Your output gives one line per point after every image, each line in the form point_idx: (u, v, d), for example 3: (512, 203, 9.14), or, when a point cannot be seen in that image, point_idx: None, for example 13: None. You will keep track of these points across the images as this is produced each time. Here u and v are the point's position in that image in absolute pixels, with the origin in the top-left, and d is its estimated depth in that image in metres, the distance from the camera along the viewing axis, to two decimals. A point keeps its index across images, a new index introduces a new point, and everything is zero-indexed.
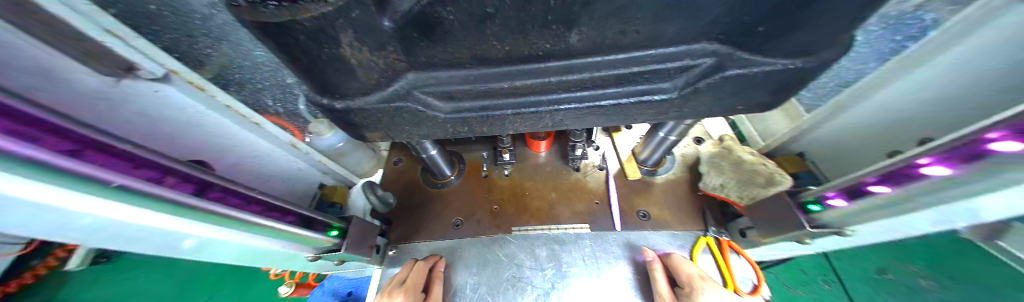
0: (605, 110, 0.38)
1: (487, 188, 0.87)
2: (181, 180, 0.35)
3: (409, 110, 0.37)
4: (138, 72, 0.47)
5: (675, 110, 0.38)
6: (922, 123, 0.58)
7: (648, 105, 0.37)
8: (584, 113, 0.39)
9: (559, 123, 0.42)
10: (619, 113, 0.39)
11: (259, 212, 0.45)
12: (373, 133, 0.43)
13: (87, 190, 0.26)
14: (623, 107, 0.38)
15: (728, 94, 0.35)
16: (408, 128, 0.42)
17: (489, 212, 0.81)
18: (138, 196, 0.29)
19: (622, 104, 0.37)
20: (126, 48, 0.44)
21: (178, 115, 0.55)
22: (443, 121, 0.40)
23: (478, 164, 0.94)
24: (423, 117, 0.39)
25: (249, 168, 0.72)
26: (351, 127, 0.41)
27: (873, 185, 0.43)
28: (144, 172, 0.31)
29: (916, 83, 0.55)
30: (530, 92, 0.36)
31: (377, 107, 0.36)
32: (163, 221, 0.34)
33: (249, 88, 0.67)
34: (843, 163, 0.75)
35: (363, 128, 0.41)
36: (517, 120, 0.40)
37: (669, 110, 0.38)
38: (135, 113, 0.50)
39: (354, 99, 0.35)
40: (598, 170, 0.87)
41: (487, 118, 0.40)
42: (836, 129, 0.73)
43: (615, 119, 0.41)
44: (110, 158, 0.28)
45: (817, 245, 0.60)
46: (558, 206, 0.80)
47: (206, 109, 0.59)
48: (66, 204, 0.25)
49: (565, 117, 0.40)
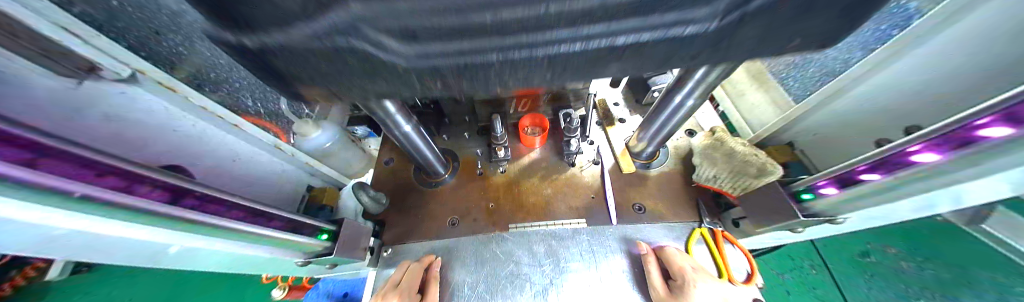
0: (618, 55, 0.24)
1: (483, 185, 0.86)
2: (155, 188, 0.32)
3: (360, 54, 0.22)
4: (101, 72, 0.44)
5: (708, 52, 0.24)
6: (913, 108, 0.57)
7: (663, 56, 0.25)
8: (591, 59, 0.24)
9: (559, 78, 0.27)
10: (641, 62, 0.25)
11: (244, 218, 0.42)
12: (310, 90, 0.28)
13: (39, 202, 0.23)
14: (648, 46, 0.23)
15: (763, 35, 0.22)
16: (359, 83, 0.27)
17: (485, 210, 0.80)
18: (104, 207, 0.27)
19: (641, 42, 0.22)
20: (94, 51, 0.42)
21: (150, 118, 0.50)
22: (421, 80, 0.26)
23: (472, 161, 0.93)
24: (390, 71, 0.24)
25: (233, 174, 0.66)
26: (273, 80, 0.26)
27: (862, 174, 0.43)
28: (111, 180, 0.28)
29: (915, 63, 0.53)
30: (535, 27, 0.20)
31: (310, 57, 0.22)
32: (130, 231, 0.32)
33: (227, 87, 0.64)
34: (832, 153, 0.72)
35: (294, 81, 0.26)
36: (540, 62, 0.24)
37: (705, 49, 0.24)
38: (105, 117, 0.44)
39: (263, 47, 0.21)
40: (592, 165, 0.86)
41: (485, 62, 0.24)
42: (824, 118, 0.71)
43: (633, 65, 0.26)
44: (71, 167, 0.25)
45: (808, 233, 0.61)
46: (555, 201, 0.79)
47: (177, 110, 0.54)
48: (16, 217, 0.22)
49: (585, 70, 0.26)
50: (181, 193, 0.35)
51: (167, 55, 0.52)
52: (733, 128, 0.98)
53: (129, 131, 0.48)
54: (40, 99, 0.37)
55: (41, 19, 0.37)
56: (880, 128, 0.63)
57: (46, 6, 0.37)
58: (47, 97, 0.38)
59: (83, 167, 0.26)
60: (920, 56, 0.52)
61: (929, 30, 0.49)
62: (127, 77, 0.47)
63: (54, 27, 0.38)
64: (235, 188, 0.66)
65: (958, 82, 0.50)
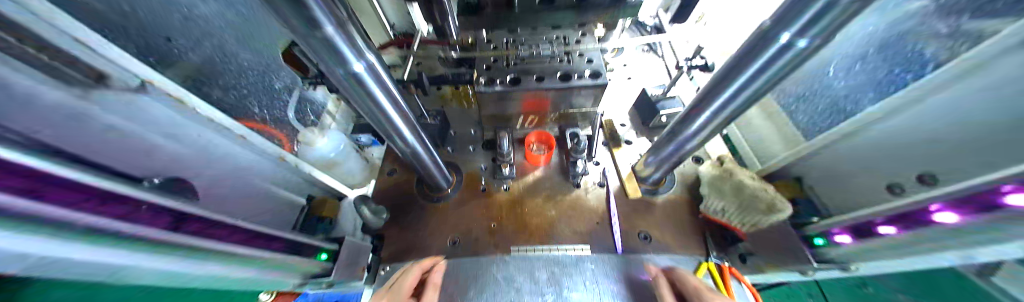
0: None
1: (486, 202, 0.84)
2: (157, 213, 0.30)
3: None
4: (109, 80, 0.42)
5: None
6: (930, 157, 0.53)
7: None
8: None
9: None
10: None
11: (243, 240, 0.41)
12: None
13: (55, 240, 0.22)
14: None
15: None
16: None
17: (487, 229, 0.78)
18: (112, 239, 0.25)
19: None
20: (96, 56, 0.40)
21: (155, 130, 0.48)
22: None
23: (477, 175, 0.91)
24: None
25: (231, 186, 0.63)
26: None
27: (880, 226, 0.43)
28: (113, 207, 0.27)
29: (932, 113, 0.50)
30: None
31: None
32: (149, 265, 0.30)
33: (236, 95, 0.63)
34: (843, 193, 0.70)
35: None
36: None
37: None
38: (106, 127, 0.42)
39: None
40: (597, 187, 0.85)
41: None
42: (836, 156, 0.68)
43: None
44: (73, 196, 0.24)
45: (817, 276, 0.59)
46: (558, 224, 0.78)
47: (181, 119, 0.52)
48: (41, 254, 0.21)
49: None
50: (184, 217, 0.33)
51: (169, 60, 0.51)
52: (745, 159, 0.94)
53: (127, 143, 0.46)
54: (32, 111, 0.34)
55: (52, 28, 0.36)
56: (891, 169, 0.60)
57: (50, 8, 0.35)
58: (59, 109, 0.36)
59: (84, 195, 0.25)
60: (930, 110, 0.50)
61: (941, 82, 0.47)
62: (136, 86, 0.45)
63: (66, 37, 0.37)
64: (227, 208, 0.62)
65: (974, 137, 0.47)
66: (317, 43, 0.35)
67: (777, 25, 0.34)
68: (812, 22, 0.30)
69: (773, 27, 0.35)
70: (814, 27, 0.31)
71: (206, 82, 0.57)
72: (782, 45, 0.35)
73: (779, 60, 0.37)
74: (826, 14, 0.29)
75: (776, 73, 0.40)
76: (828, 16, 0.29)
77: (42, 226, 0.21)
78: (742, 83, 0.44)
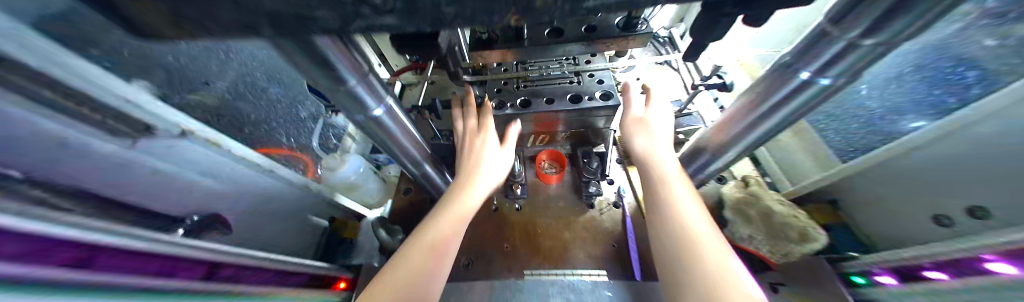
0: None
1: (498, 223, 0.84)
2: (150, 262, 0.33)
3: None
4: (155, 130, 0.45)
5: None
6: (996, 186, 0.45)
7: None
8: None
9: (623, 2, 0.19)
10: None
11: (241, 278, 0.43)
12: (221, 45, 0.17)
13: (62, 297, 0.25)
14: None
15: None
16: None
17: (499, 251, 0.77)
18: (111, 290, 0.28)
19: None
20: (144, 112, 0.43)
21: (190, 167, 0.50)
22: (470, 17, 0.21)
23: (488, 195, 0.91)
24: (430, 4, 0.19)
25: (266, 215, 0.65)
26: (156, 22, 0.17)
27: (928, 271, 0.41)
28: (108, 262, 0.30)
29: (997, 136, 0.42)
30: None
31: (326, 12, 0.19)
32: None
33: (264, 127, 0.67)
34: (889, 221, 0.61)
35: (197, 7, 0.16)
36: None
37: None
38: (149, 171, 0.46)
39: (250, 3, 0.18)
40: (613, 208, 0.84)
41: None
42: (879, 181, 0.60)
43: None
44: (71, 255, 0.27)
45: None
46: (573, 247, 0.76)
47: (221, 158, 0.53)
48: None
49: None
50: (178, 264, 0.36)
51: (201, 99, 0.54)
52: (774, 181, 0.84)
53: (166, 185, 0.48)
54: (80, 164, 0.39)
55: (103, 92, 0.39)
56: (942, 197, 0.52)
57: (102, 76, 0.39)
58: (91, 164, 0.40)
59: (82, 254, 0.28)
60: (994, 132, 0.43)
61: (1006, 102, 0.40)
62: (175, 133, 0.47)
63: (111, 99, 0.40)
64: (265, 236, 0.66)
65: None
66: (343, 97, 0.38)
67: (796, 61, 0.36)
68: (832, 62, 0.33)
69: (791, 61, 0.37)
70: (837, 66, 0.33)
71: (241, 119, 0.61)
72: (802, 81, 0.37)
73: (799, 95, 0.39)
74: (847, 54, 0.31)
75: (796, 109, 0.41)
76: (851, 54, 0.31)
77: (41, 284, 0.23)
78: (761, 114, 0.45)
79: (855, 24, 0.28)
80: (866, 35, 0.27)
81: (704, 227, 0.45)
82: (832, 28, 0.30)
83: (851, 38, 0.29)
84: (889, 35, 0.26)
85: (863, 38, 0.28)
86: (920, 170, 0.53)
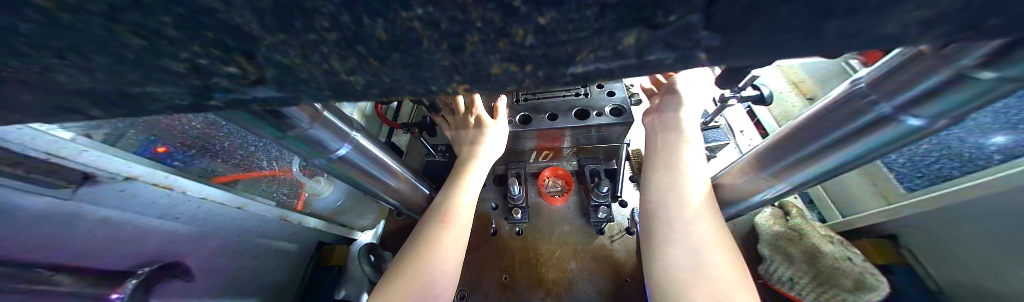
0: (761, 25, 0.09)
1: (499, 249, 0.78)
2: None
3: (201, 24, 0.10)
4: (98, 177, 0.35)
5: (943, 40, 0.10)
6: None
7: (800, 54, 0.11)
8: (739, 14, 0.09)
9: (621, 64, 0.12)
10: (760, 44, 0.10)
11: None
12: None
13: None
14: (739, 21, 0.09)
15: (972, 18, 0.09)
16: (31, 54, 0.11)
17: (499, 283, 0.71)
18: None
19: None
20: (86, 166, 0.33)
21: (150, 213, 0.43)
22: (393, 87, 0.14)
23: (487, 217, 0.85)
24: (319, 73, 0.13)
25: (246, 252, 0.61)
26: None
27: None
28: None
29: None
30: None
31: (168, 89, 0.14)
32: None
33: (246, 155, 0.61)
34: (965, 268, 0.49)
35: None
36: (656, 4, 0.09)
37: (965, 24, 0.09)
38: (97, 220, 0.38)
39: (47, 84, 0.13)
40: (625, 235, 0.76)
41: (496, 27, 0.10)
42: (937, 219, 0.48)
43: (821, 47, 0.10)
44: None
45: None
46: (581, 279, 0.69)
47: (198, 204, 0.47)
48: None
49: (746, 56, 0.11)
50: None
51: (177, 141, 0.48)
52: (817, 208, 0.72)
53: (119, 234, 0.41)
54: None
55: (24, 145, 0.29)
56: None
57: (22, 129, 0.29)
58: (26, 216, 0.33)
59: None
60: None
61: None
62: (123, 179, 0.37)
63: (33, 152, 0.30)
64: (236, 275, 0.61)
65: None
66: (292, 143, 0.32)
67: (869, 90, 0.26)
68: (919, 103, 0.23)
69: (863, 90, 0.27)
70: (930, 106, 0.23)
71: (225, 155, 0.56)
72: (876, 117, 0.27)
73: (870, 136, 0.29)
74: (954, 89, 0.20)
75: (866, 151, 0.31)
76: (958, 91, 0.20)
77: None
78: (812, 151, 0.35)
79: (969, 48, 0.18)
80: (983, 68, 0.18)
81: (718, 252, 0.42)
82: (934, 51, 0.20)
83: (965, 65, 0.19)
84: (1021, 72, 0.16)
85: (979, 69, 0.18)
86: (1001, 211, 0.41)
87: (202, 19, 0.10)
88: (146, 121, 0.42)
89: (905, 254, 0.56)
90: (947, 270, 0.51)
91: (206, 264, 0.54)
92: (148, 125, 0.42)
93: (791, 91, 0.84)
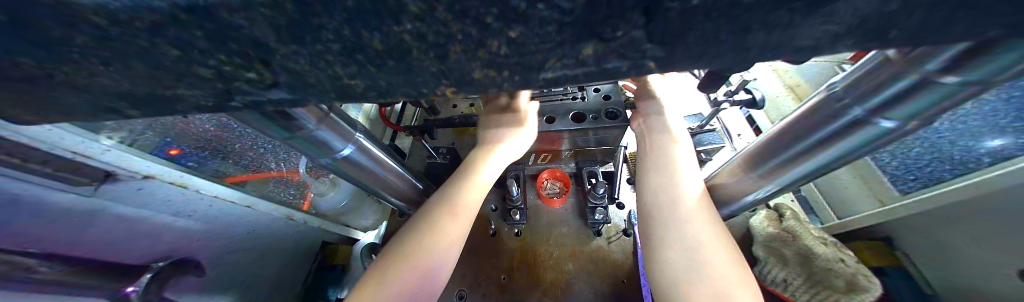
0: (698, 36, 0.11)
1: (497, 250, 0.79)
2: None
3: (228, 38, 0.12)
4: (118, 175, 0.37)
5: (857, 49, 0.12)
6: None
7: (740, 61, 0.13)
8: (680, 28, 0.10)
9: (589, 71, 0.13)
10: (702, 53, 0.12)
11: None
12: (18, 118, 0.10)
13: None
14: (676, 36, 0.11)
15: (870, 31, 0.11)
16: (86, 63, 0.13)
17: (498, 283, 0.72)
18: None
19: (694, 8, 0.10)
20: (110, 164, 0.36)
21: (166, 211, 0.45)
22: (389, 90, 0.16)
23: (487, 219, 0.86)
24: (325, 78, 0.15)
25: (253, 250, 0.63)
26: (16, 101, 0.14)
27: None
28: None
29: None
30: None
31: (194, 92, 0.16)
32: None
33: (256, 156, 0.64)
34: (960, 271, 0.49)
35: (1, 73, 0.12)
36: (605, 21, 0.10)
37: (870, 35, 0.11)
38: (116, 216, 0.40)
39: (91, 87, 0.15)
40: (623, 236, 0.77)
41: (475, 40, 0.12)
42: (932, 221, 0.49)
43: (754, 55, 0.12)
44: None
45: None
46: (579, 280, 0.70)
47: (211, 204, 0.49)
48: None
49: (692, 64, 0.13)
50: None
51: (196, 142, 0.51)
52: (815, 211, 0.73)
53: (136, 231, 0.43)
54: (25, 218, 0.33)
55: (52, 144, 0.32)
56: None
57: (51, 129, 0.31)
58: (51, 213, 0.34)
59: None
60: None
61: None
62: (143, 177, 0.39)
63: (60, 151, 0.32)
64: (245, 271, 0.64)
65: None
66: (300, 143, 0.35)
67: (844, 93, 0.27)
68: (890, 105, 0.24)
69: (839, 93, 0.28)
70: (900, 108, 0.24)
71: (236, 156, 0.59)
72: (853, 119, 0.28)
73: (850, 137, 0.30)
74: (919, 92, 0.21)
75: (846, 151, 0.32)
76: (922, 94, 0.22)
77: None
78: (798, 151, 0.36)
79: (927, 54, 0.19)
80: (944, 71, 0.19)
81: (719, 251, 0.42)
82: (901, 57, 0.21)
83: (928, 70, 0.20)
84: (982, 76, 0.17)
85: (942, 74, 0.19)
86: (995, 213, 0.42)
87: (228, 33, 0.11)
88: (169, 122, 0.45)
89: (901, 256, 0.56)
90: (943, 272, 0.51)
91: (215, 261, 0.56)
92: (163, 127, 0.44)
93: (787, 95, 0.85)
